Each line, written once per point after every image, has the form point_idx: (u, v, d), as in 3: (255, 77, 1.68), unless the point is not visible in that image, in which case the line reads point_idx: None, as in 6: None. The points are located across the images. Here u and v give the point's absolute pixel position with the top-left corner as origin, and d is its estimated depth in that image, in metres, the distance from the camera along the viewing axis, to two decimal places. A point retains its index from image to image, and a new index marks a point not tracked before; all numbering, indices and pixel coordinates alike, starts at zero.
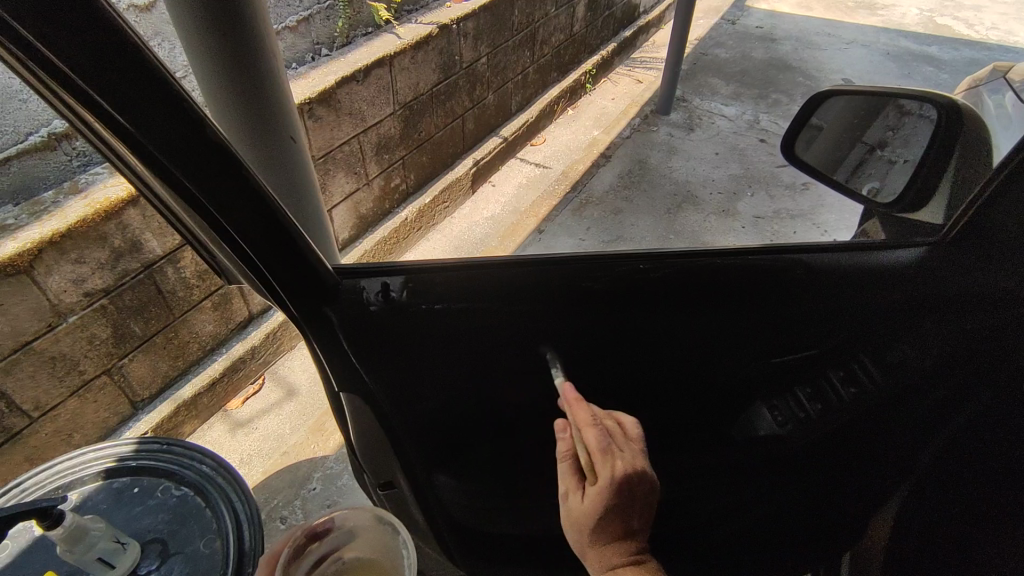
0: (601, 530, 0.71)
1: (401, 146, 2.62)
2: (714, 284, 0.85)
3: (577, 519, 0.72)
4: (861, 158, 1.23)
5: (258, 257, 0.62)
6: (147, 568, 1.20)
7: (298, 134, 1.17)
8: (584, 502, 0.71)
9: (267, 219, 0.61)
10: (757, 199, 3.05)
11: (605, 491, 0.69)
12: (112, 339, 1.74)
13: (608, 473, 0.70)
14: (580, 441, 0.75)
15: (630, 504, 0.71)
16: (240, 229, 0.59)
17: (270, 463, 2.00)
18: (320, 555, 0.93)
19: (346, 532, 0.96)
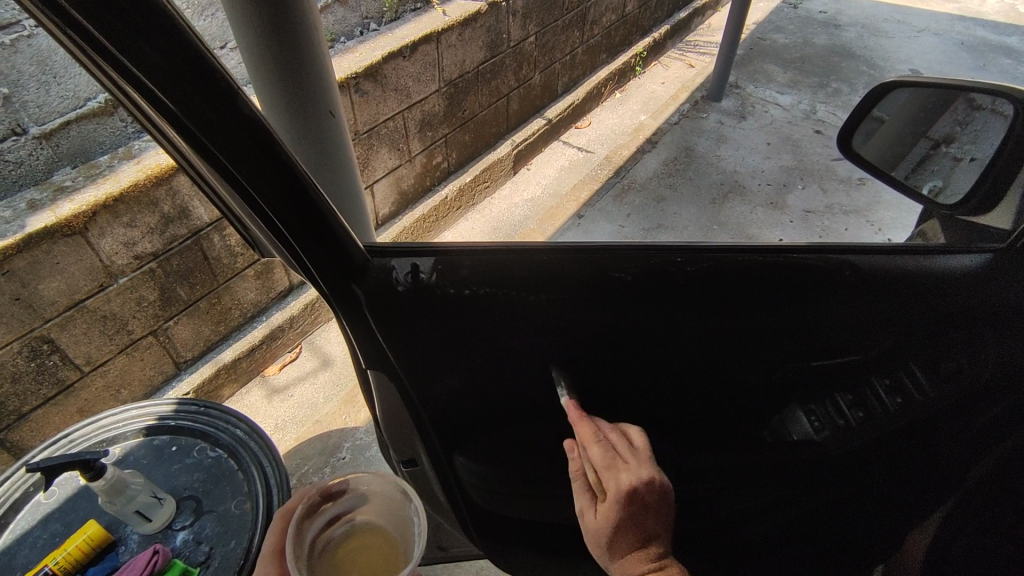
0: (617, 544, 0.72)
1: (445, 124, 2.61)
2: (754, 283, 0.81)
3: (593, 536, 0.74)
4: (924, 154, 1.16)
5: (289, 230, 0.62)
6: (182, 523, 1.24)
7: (337, 110, 1.17)
8: (596, 517, 0.73)
9: (298, 194, 0.61)
10: (808, 193, 2.94)
11: (614, 506, 0.71)
12: (159, 302, 1.81)
13: (614, 488, 0.72)
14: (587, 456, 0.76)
15: (644, 512, 0.72)
16: (271, 203, 0.59)
17: (303, 430, 2.05)
18: (332, 515, 0.88)
19: (358, 496, 0.91)
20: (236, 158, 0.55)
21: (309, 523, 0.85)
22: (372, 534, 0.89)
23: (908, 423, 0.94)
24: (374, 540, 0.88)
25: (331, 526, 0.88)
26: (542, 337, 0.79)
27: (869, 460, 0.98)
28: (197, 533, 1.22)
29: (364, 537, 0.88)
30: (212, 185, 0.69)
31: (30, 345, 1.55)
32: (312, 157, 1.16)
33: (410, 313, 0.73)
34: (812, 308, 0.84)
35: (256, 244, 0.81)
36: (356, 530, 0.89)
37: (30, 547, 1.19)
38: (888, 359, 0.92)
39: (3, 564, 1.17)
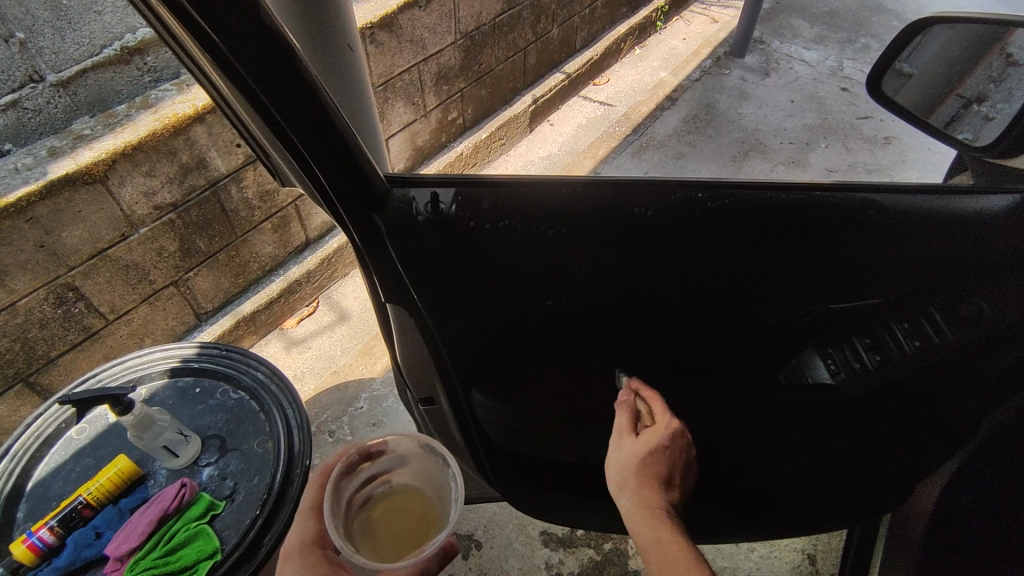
0: (653, 464, 0.77)
1: (461, 78, 2.58)
2: (776, 221, 0.80)
3: (630, 456, 0.78)
4: (956, 111, 1.09)
5: (315, 160, 0.63)
6: (207, 460, 1.28)
7: (356, 45, 1.14)
8: (637, 439, 0.79)
9: (322, 120, 0.61)
10: (832, 152, 2.86)
11: (666, 429, 0.80)
12: (179, 253, 1.83)
13: (666, 421, 0.81)
14: (645, 401, 0.86)
15: (676, 457, 0.79)
16: (296, 130, 0.60)
17: (322, 380, 2.09)
18: (370, 475, 0.91)
19: (398, 458, 0.93)
20: (266, 84, 0.56)
21: (348, 481, 0.89)
22: (405, 495, 0.91)
23: (923, 367, 0.93)
24: (407, 501, 0.90)
25: (368, 485, 0.91)
26: (560, 274, 0.79)
27: (884, 403, 0.98)
28: (222, 469, 1.26)
29: (400, 499, 0.91)
30: (239, 114, 0.70)
31: (56, 292, 1.59)
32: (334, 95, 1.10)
33: (430, 244, 0.73)
34: (834, 250, 0.83)
35: (278, 174, 0.82)
36: (393, 491, 0.92)
37: (63, 480, 1.24)
38: (908, 303, 0.92)
39: (39, 495, 1.22)
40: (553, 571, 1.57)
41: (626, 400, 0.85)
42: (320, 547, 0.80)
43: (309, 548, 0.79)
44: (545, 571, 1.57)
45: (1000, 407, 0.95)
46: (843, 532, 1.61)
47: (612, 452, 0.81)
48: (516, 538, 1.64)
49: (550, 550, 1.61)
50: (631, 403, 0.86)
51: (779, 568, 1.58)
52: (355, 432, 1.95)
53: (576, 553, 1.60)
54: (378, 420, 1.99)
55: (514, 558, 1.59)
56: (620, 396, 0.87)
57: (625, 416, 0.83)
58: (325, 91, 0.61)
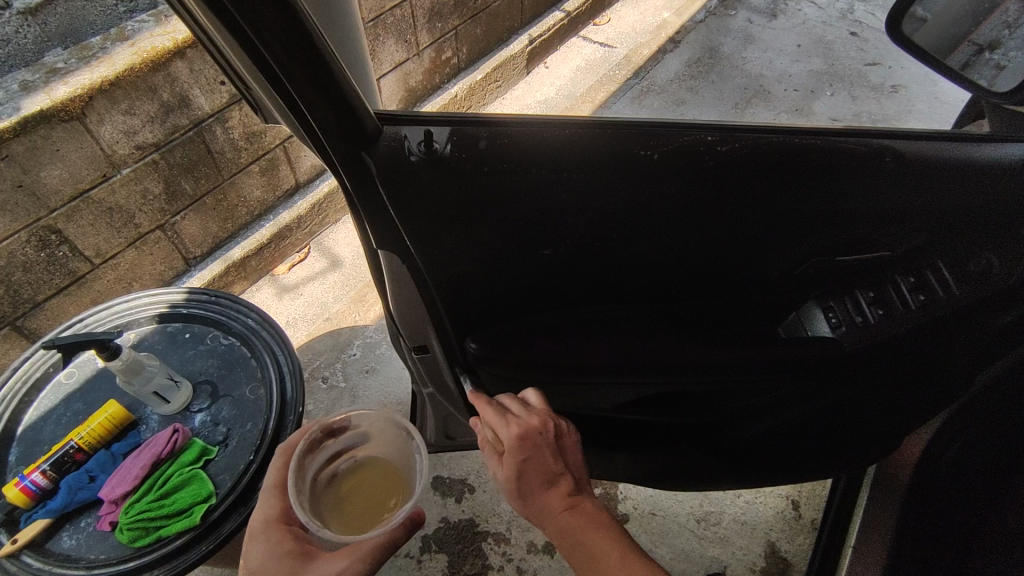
0: (526, 487, 0.74)
1: (455, 15, 2.46)
2: (792, 168, 0.76)
3: (504, 488, 0.76)
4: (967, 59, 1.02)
5: (301, 94, 0.58)
6: (199, 407, 1.27)
7: None
8: (501, 467, 0.76)
9: (308, 47, 0.56)
10: (837, 100, 2.77)
11: (512, 449, 0.75)
12: (165, 196, 1.77)
13: (506, 436, 0.76)
14: (488, 417, 0.81)
15: (544, 447, 0.76)
16: (277, 55, 0.55)
17: (314, 327, 2.08)
18: (334, 451, 0.95)
19: (361, 434, 0.97)
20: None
21: (312, 458, 0.92)
22: (371, 467, 0.94)
23: (930, 324, 0.88)
24: (373, 473, 0.93)
25: (332, 462, 0.94)
26: (563, 220, 0.75)
27: (883, 359, 0.96)
28: (215, 416, 1.25)
29: (365, 472, 0.93)
30: (216, 40, 0.64)
31: (38, 235, 1.54)
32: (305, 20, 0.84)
33: (424, 187, 0.69)
34: (847, 198, 0.80)
35: (261, 110, 0.77)
36: (358, 465, 0.94)
37: (55, 424, 1.23)
38: (917, 255, 0.88)
39: (32, 438, 1.21)
40: None
41: (481, 433, 0.81)
42: (285, 523, 0.84)
43: (273, 525, 0.82)
44: None
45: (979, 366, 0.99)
46: (829, 481, 1.65)
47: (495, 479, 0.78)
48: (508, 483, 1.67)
49: None
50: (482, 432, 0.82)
51: (764, 513, 1.62)
52: (348, 378, 1.95)
53: None
54: (371, 367, 1.99)
55: (506, 502, 1.62)
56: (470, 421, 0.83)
57: (488, 455, 0.79)
58: (311, 15, 0.56)
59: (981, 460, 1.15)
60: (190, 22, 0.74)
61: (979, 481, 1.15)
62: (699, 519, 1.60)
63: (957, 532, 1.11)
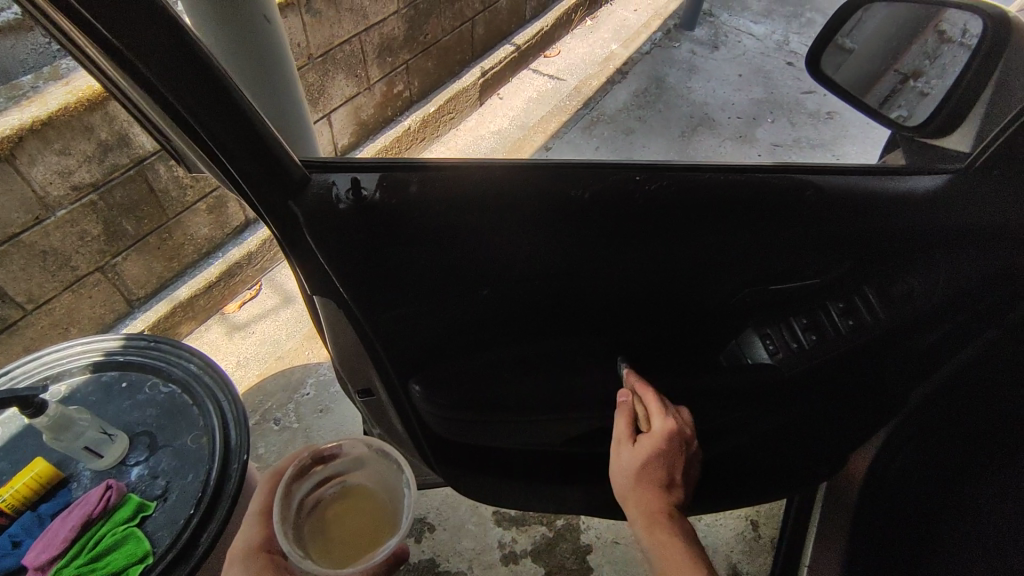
0: (647, 475, 0.81)
1: (406, 49, 2.49)
2: (715, 204, 0.79)
3: (626, 466, 0.82)
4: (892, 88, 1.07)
5: (224, 148, 0.58)
6: (137, 459, 1.20)
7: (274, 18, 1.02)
8: (637, 447, 0.82)
9: (226, 103, 0.56)
10: (777, 126, 2.86)
11: (660, 438, 0.82)
12: (104, 237, 1.71)
13: (661, 427, 0.83)
14: (643, 402, 0.87)
15: (675, 461, 0.83)
16: (193, 112, 0.54)
17: (266, 366, 2.02)
18: (323, 477, 0.85)
19: (353, 460, 0.87)
20: (160, 62, 0.50)
21: (299, 483, 0.84)
22: (357, 497, 0.85)
23: (858, 347, 0.94)
24: (360, 502, 0.84)
25: (320, 487, 0.85)
26: (500, 262, 0.76)
27: (818, 383, 1.00)
28: (154, 467, 1.19)
29: (351, 502, 0.84)
30: (130, 95, 0.63)
31: None
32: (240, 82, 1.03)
33: (351, 233, 0.69)
34: (770, 232, 0.83)
35: (180, 159, 0.75)
36: (349, 494, 0.85)
37: None
38: (846, 282, 0.91)
39: None
40: (506, 550, 1.57)
41: (626, 404, 0.87)
42: (265, 549, 0.79)
43: (252, 553, 0.78)
44: (498, 551, 1.57)
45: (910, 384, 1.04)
46: (783, 500, 1.67)
47: (614, 460, 0.84)
48: (468, 519, 1.64)
49: (503, 529, 1.61)
50: (629, 406, 0.87)
51: (724, 536, 1.63)
52: (302, 418, 1.89)
53: (528, 532, 1.60)
54: (325, 406, 1.94)
55: (467, 539, 1.58)
56: (619, 396, 0.88)
57: (623, 425, 0.85)
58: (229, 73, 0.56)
59: (922, 475, 1.19)
60: (98, 75, 0.72)
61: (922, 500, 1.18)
62: None
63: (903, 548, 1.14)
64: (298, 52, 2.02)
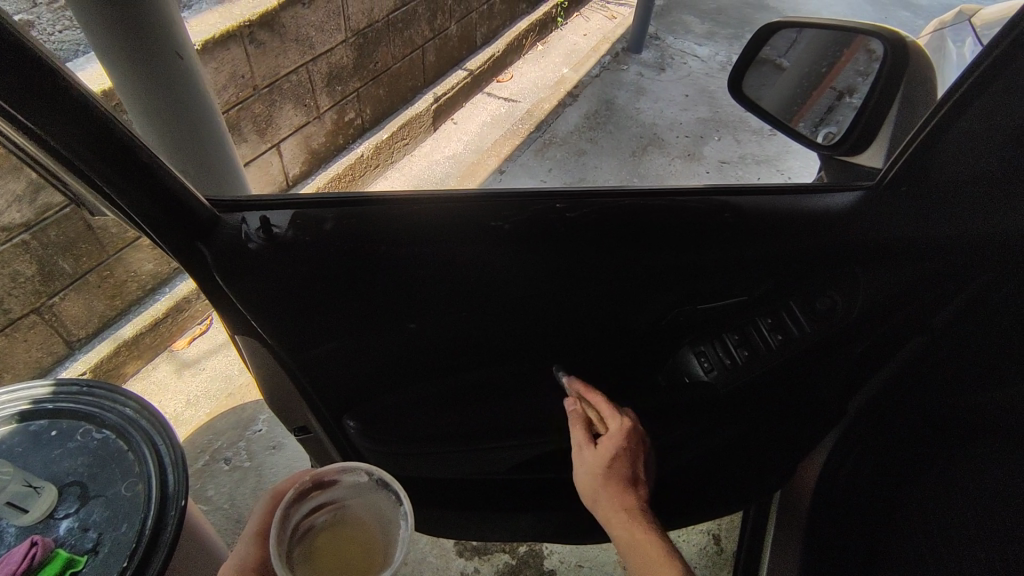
0: (615, 473, 0.83)
1: (356, 77, 2.49)
2: (634, 228, 0.81)
3: (588, 470, 0.84)
4: (829, 105, 1.06)
5: (122, 196, 0.58)
6: (66, 511, 1.06)
7: (197, 83, 1.04)
8: (596, 452, 0.84)
9: (124, 149, 0.56)
10: (724, 144, 2.71)
11: (615, 437, 0.85)
12: (38, 277, 1.64)
13: (616, 426, 0.86)
14: (594, 409, 0.89)
15: (635, 457, 0.86)
16: (89, 164, 0.54)
17: (216, 404, 1.93)
18: (320, 503, 0.76)
19: (352, 488, 0.77)
20: (41, 117, 0.50)
21: (295, 508, 0.75)
22: (352, 527, 0.74)
23: (788, 359, 0.98)
24: (355, 531, 0.73)
25: (314, 513, 0.75)
26: (426, 291, 0.76)
27: (748, 394, 1.05)
28: (85, 520, 1.05)
29: (345, 530, 0.73)
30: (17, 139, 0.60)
31: None
32: (154, 118, 1.01)
33: (266, 270, 0.68)
34: (691, 253, 0.85)
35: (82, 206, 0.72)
36: (343, 523, 0.74)
37: None
38: (771, 299, 0.97)
39: None
40: None
41: (577, 412, 0.89)
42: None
43: None
44: None
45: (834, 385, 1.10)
46: (742, 512, 1.68)
47: (577, 465, 0.86)
48: (430, 552, 1.59)
49: (465, 559, 1.57)
50: (581, 412, 0.89)
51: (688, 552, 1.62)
52: (253, 456, 1.82)
53: (491, 560, 1.57)
54: (278, 442, 1.87)
55: (429, 572, 1.54)
56: (569, 407, 0.90)
57: (580, 431, 0.87)
58: (120, 121, 0.56)
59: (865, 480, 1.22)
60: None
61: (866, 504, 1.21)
62: (625, 566, 1.58)
63: (856, 553, 1.16)
64: (243, 83, 2.01)
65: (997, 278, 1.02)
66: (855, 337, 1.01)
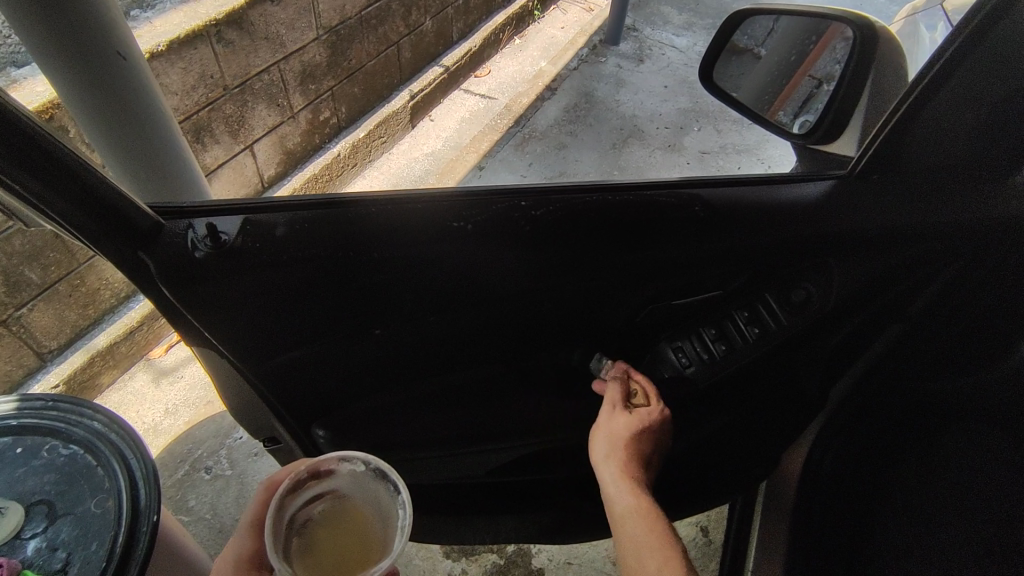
0: (637, 447, 0.85)
1: (329, 75, 2.45)
2: (601, 225, 0.80)
3: (616, 433, 0.86)
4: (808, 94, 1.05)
5: (52, 207, 0.55)
6: (32, 531, 0.89)
7: (149, 92, 1.02)
8: (625, 421, 0.87)
9: (54, 159, 0.53)
10: (704, 133, 2.57)
11: (657, 413, 0.89)
12: (4, 288, 1.56)
13: (661, 405, 0.90)
14: (640, 384, 0.93)
15: (658, 442, 0.89)
16: (14, 174, 0.51)
17: (195, 413, 1.88)
18: (316, 493, 0.71)
19: (351, 478, 0.72)
20: None
21: (289, 499, 0.70)
22: (350, 517, 0.69)
23: (765, 353, 0.98)
24: (355, 521, 0.69)
25: (311, 504, 0.71)
26: (393, 294, 0.74)
27: (727, 387, 1.04)
28: (53, 539, 0.88)
29: (341, 522, 0.69)
30: None
31: None
32: (103, 126, 0.99)
33: (220, 280, 0.65)
34: (660, 248, 0.84)
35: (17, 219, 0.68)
36: (340, 514, 0.70)
37: None
38: (747, 291, 0.96)
39: None
40: None
41: (624, 378, 0.92)
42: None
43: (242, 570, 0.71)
44: None
45: (812, 375, 1.10)
46: (728, 504, 1.68)
47: (604, 426, 0.87)
48: (417, 555, 1.57)
49: (452, 561, 1.55)
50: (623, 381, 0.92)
51: (677, 545, 1.61)
52: (235, 464, 1.79)
53: (479, 561, 1.55)
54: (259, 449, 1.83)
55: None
56: (614, 371, 0.93)
57: (618, 393, 0.90)
58: (38, 126, 0.53)
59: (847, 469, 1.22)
60: None
61: (849, 493, 1.21)
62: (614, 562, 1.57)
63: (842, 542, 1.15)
64: (213, 83, 1.96)
65: (973, 264, 1.02)
66: (831, 327, 1.01)
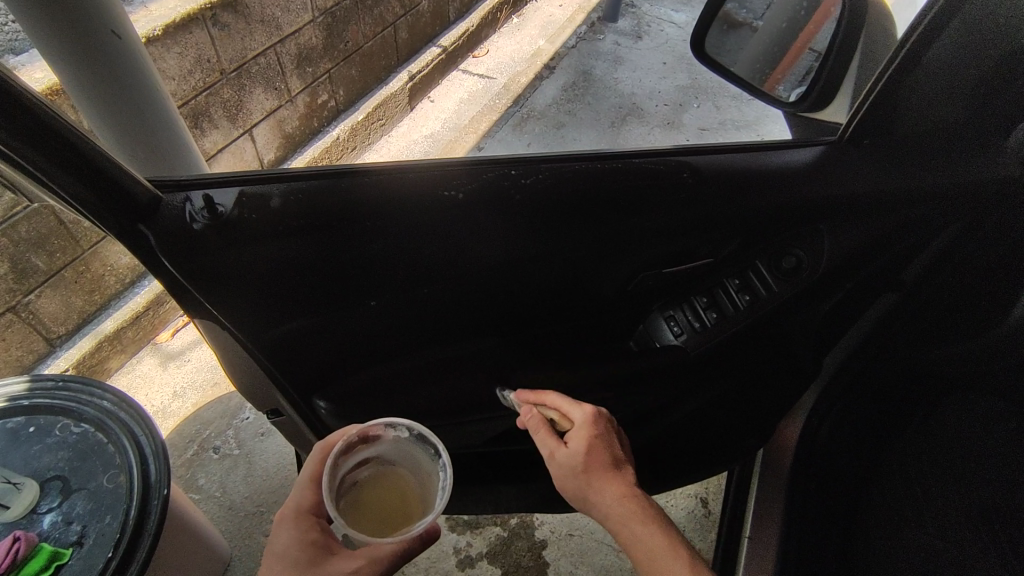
0: (594, 463, 0.81)
1: (326, 58, 2.45)
2: (592, 194, 0.81)
3: (568, 468, 0.82)
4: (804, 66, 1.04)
5: (56, 183, 0.57)
6: (48, 505, 0.93)
7: (142, 66, 1.02)
8: (570, 448, 0.83)
9: (58, 137, 0.55)
10: (705, 110, 2.42)
11: (584, 424, 0.85)
12: (11, 274, 1.58)
13: (582, 414, 0.86)
14: (550, 408, 0.90)
15: (608, 439, 0.85)
16: (16, 148, 0.53)
17: (202, 395, 1.92)
18: (363, 457, 0.78)
19: (394, 443, 0.79)
20: None
21: (341, 460, 0.76)
22: (395, 480, 0.77)
23: (758, 319, 1.00)
24: (401, 483, 0.77)
25: (359, 467, 0.78)
26: (389, 265, 0.76)
27: (724, 354, 1.06)
28: (68, 513, 0.91)
29: (388, 482, 0.77)
30: None
31: None
32: (97, 103, 1.00)
33: (219, 252, 0.67)
34: (651, 218, 0.86)
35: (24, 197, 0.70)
36: (387, 475, 0.78)
37: None
38: (737, 260, 0.99)
39: None
40: (461, 555, 1.55)
41: (535, 416, 0.88)
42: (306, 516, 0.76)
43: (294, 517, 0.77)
44: (453, 556, 1.54)
45: (803, 342, 1.12)
46: (726, 474, 1.70)
47: (556, 471, 0.83)
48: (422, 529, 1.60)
49: (457, 534, 1.58)
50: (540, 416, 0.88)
51: (677, 515, 1.64)
52: (242, 444, 1.82)
53: (483, 533, 1.58)
54: (266, 429, 1.87)
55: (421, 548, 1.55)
56: (525, 412, 0.89)
57: (546, 436, 0.85)
58: (40, 102, 0.55)
59: (842, 436, 1.24)
60: None
61: (843, 459, 1.23)
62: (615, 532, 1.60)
63: (837, 508, 1.18)
64: (209, 68, 1.96)
65: (963, 229, 1.03)
66: (821, 295, 1.03)
